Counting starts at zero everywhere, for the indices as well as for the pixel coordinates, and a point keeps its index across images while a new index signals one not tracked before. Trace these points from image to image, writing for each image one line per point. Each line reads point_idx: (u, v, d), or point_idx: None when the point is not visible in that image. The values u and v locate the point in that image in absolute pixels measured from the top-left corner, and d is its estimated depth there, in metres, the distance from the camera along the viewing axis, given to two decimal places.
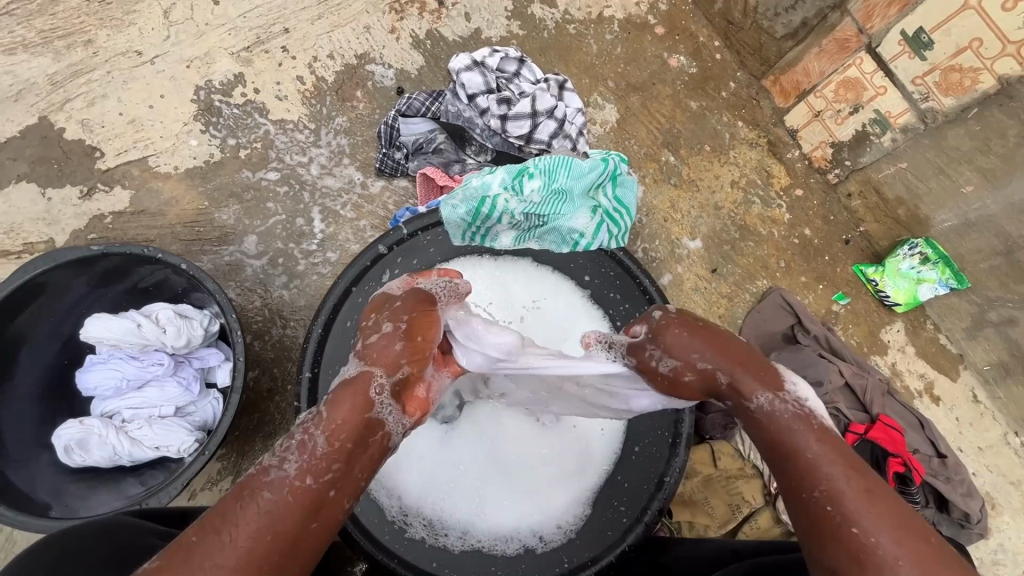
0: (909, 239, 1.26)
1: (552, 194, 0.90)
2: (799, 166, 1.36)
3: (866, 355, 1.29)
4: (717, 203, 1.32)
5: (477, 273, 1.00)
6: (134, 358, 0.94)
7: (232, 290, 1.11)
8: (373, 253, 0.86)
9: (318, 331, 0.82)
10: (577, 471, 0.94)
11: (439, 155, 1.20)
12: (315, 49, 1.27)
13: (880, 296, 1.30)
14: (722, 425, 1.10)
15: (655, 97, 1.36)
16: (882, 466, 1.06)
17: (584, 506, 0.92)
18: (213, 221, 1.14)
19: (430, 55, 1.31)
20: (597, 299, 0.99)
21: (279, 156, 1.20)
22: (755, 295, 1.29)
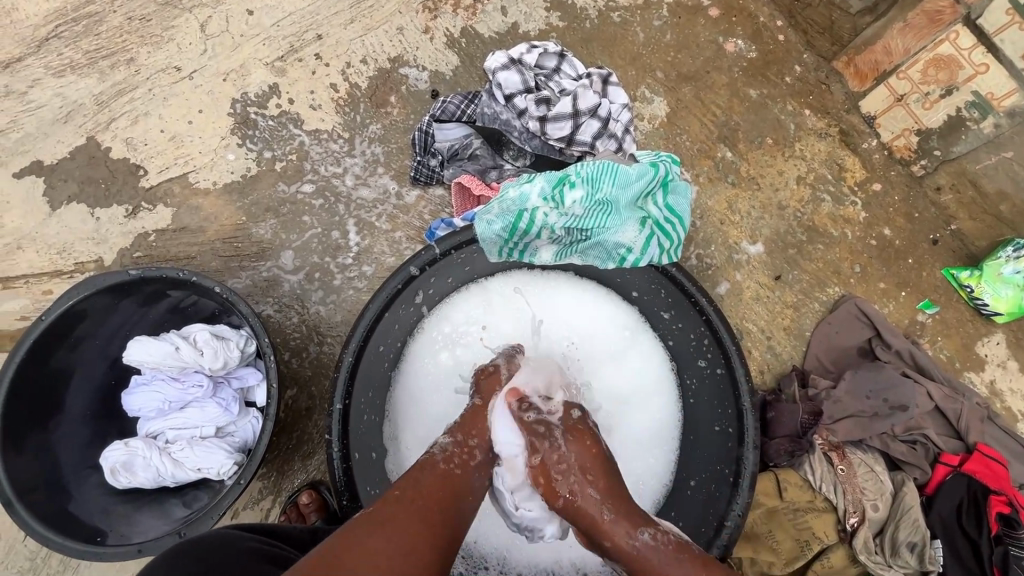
0: (1013, 239, 1.09)
1: (597, 205, 0.82)
2: (877, 157, 1.21)
3: (958, 372, 1.13)
4: (781, 202, 1.20)
5: (516, 290, 0.93)
6: (175, 380, 0.94)
7: (270, 306, 1.10)
8: (405, 274, 0.82)
9: (349, 360, 0.79)
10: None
11: (475, 161, 1.14)
12: (348, 55, 1.23)
13: (977, 304, 1.14)
14: (789, 452, 0.99)
15: (709, 87, 1.24)
16: (982, 504, 0.93)
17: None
18: (251, 236, 1.14)
19: (465, 54, 1.24)
20: (644, 317, 0.91)
21: (314, 167, 1.17)
22: (826, 304, 1.15)
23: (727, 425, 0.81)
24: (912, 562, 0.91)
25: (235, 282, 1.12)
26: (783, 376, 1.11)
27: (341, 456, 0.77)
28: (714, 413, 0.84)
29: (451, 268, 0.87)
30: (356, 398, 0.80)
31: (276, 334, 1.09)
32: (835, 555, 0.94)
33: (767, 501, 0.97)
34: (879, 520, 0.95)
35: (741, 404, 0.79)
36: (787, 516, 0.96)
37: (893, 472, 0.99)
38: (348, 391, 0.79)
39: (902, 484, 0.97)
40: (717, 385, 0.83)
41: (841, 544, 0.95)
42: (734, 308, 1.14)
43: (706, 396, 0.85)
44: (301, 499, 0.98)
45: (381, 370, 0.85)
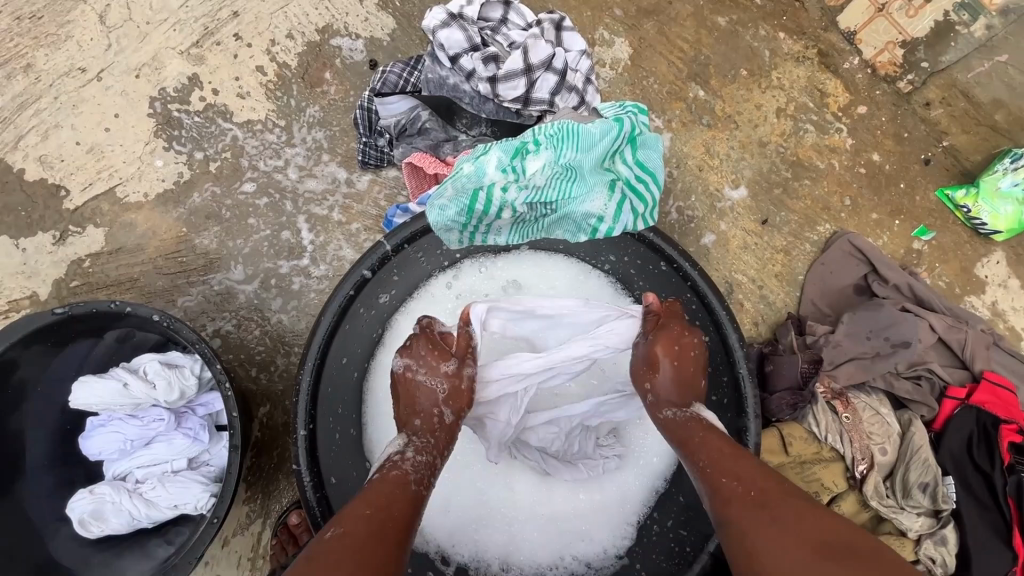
0: (1011, 150, 1.02)
1: (558, 171, 0.74)
2: (861, 77, 1.12)
3: (958, 298, 1.08)
4: (761, 139, 1.11)
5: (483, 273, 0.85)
6: (133, 418, 0.87)
7: (227, 320, 1.02)
8: (355, 279, 0.73)
9: (307, 382, 0.71)
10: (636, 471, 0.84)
11: (426, 136, 1.02)
12: (271, 31, 1.11)
13: (974, 224, 1.08)
14: (791, 404, 0.95)
15: (673, 20, 1.13)
16: (993, 436, 0.89)
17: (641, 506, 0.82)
18: (195, 248, 1.04)
19: (401, 15, 1.12)
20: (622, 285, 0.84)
21: (253, 163, 1.07)
22: (817, 244, 1.09)
23: (724, 393, 0.76)
24: (926, 503, 0.88)
25: (186, 301, 1.03)
26: (779, 325, 1.05)
27: (315, 485, 0.71)
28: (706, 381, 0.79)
29: (407, 265, 0.79)
30: (322, 420, 0.73)
31: (239, 351, 1.01)
32: (846, 503, 0.92)
33: (773, 458, 0.94)
34: (888, 464, 0.92)
35: (737, 372, 0.74)
36: (794, 470, 0.94)
37: (899, 413, 0.95)
38: (312, 415, 0.72)
39: (909, 424, 0.93)
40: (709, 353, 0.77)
41: (851, 491, 0.92)
42: (722, 260, 1.07)
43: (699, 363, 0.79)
44: (291, 519, 0.93)
45: (348, 381, 0.78)
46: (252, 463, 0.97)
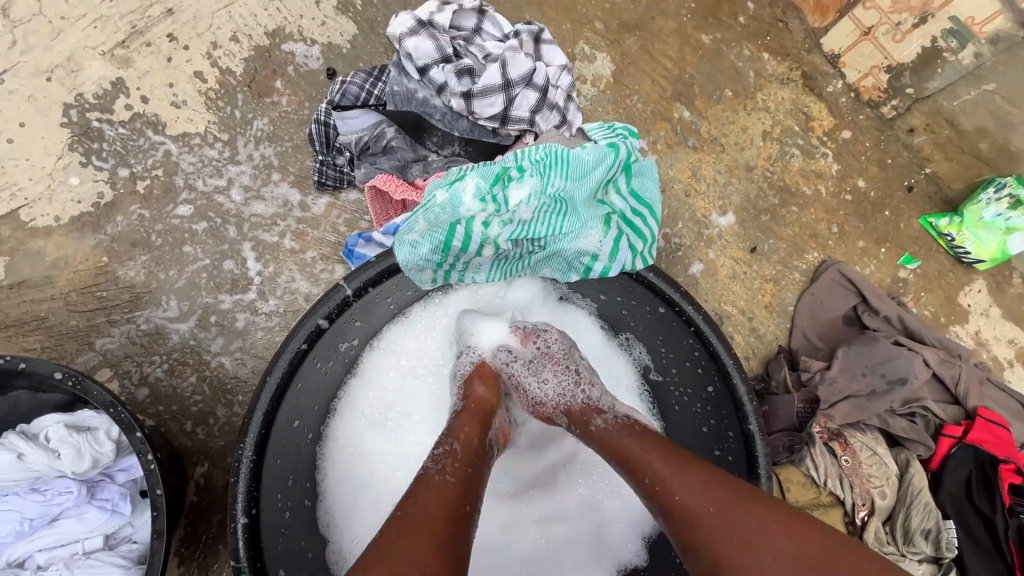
0: (993, 179, 1.00)
1: (545, 202, 0.66)
2: (844, 100, 1.09)
3: (945, 328, 1.06)
4: (748, 163, 1.06)
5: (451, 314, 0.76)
6: (33, 491, 0.72)
7: (157, 365, 0.87)
8: (309, 329, 0.62)
9: (247, 456, 0.58)
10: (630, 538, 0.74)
11: (392, 155, 0.91)
12: (212, 33, 0.98)
13: (957, 252, 1.06)
14: (787, 447, 0.89)
15: (656, 37, 1.08)
16: (993, 477, 0.85)
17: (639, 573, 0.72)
18: (117, 280, 0.89)
19: (362, 19, 1.02)
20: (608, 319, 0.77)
21: (189, 182, 0.93)
22: (805, 273, 1.04)
23: (729, 450, 0.68)
24: (928, 550, 0.84)
25: (106, 343, 0.87)
26: (770, 360, 0.99)
27: None
28: (710, 435, 0.70)
29: (371, 307, 0.68)
30: (268, 498, 0.61)
31: (170, 402, 0.86)
32: None
33: None
34: (887, 507, 0.87)
35: (745, 427, 0.66)
36: None
37: (895, 452, 0.91)
38: (255, 493, 0.59)
39: (906, 465, 0.89)
40: (713, 405, 0.69)
41: (850, 538, 0.87)
42: (711, 291, 1.01)
43: (702, 413, 0.70)
44: None
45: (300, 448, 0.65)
46: (186, 533, 0.83)
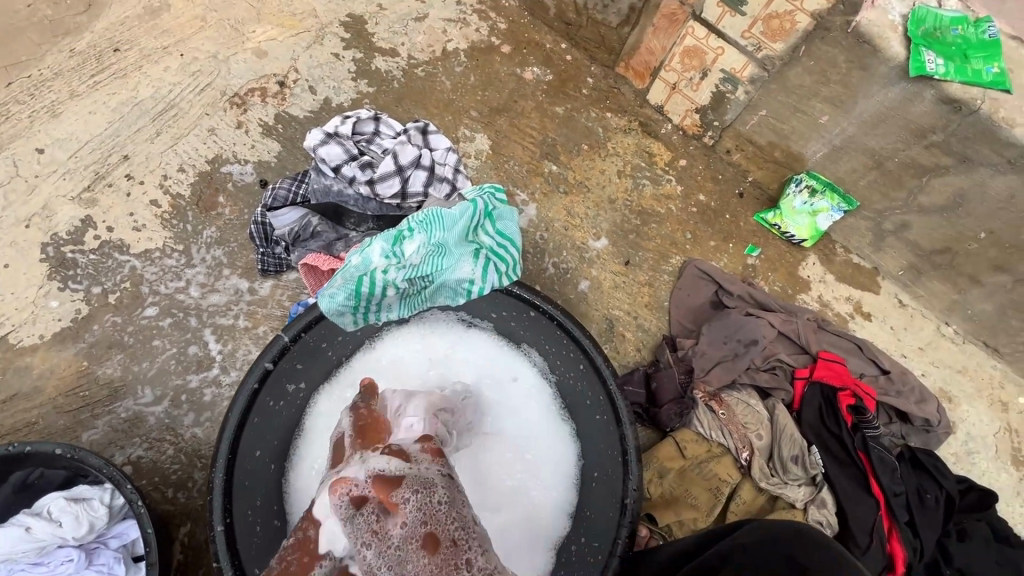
0: (793, 177, 1.30)
1: (430, 249, 0.88)
2: (675, 137, 1.39)
3: (793, 297, 1.31)
4: (610, 197, 1.33)
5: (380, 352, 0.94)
6: (38, 565, 0.84)
7: (139, 445, 1.02)
8: (259, 373, 0.79)
9: (221, 477, 0.74)
10: (556, 492, 0.90)
11: (318, 238, 1.12)
12: (162, 168, 1.22)
13: (787, 237, 1.33)
14: (678, 413, 1.09)
15: (520, 114, 1.37)
16: (835, 402, 1.07)
17: (569, 517, 0.89)
18: (98, 379, 1.05)
19: (285, 138, 1.28)
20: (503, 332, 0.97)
21: (153, 288, 1.12)
22: (672, 273, 1.29)
23: (602, 409, 0.87)
24: (801, 473, 1.03)
25: (92, 434, 1.02)
26: (657, 347, 1.21)
27: None
28: (589, 402, 0.90)
29: (310, 352, 0.86)
30: (240, 513, 0.76)
31: (153, 474, 1.01)
32: (744, 491, 1.04)
33: (673, 464, 1.06)
34: (765, 446, 1.06)
35: (607, 387, 0.86)
36: (694, 471, 1.06)
37: (765, 401, 1.12)
38: (229, 510, 0.74)
39: (774, 408, 1.10)
40: (585, 377, 0.89)
41: (745, 479, 1.05)
42: (599, 302, 1.24)
43: (580, 387, 0.91)
44: None
45: (265, 474, 0.82)
46: None
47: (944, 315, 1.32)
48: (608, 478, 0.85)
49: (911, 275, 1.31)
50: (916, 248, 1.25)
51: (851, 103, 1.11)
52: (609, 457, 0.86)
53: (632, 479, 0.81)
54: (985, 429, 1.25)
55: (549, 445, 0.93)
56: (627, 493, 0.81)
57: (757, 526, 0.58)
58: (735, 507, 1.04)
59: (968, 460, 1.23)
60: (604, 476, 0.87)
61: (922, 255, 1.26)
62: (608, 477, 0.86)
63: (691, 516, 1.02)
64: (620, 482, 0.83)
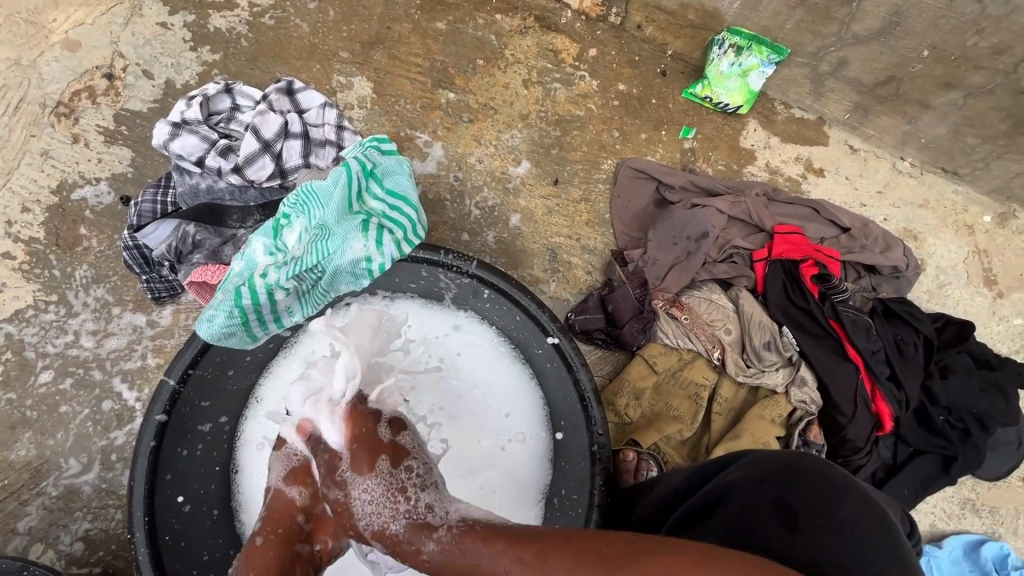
0: (715, 38, 1.15)
1: (313, 233, 0.75)
2: (578, 25, 1.22)
3: (739, 173, 1.21)
4: (522, 112, 1.18)
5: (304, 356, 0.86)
6: None
7: (82, 518, 0.94)
8: (153, 428, 0.68)
9: (146, 551, 0.66)
10: (528, 436, 0.87)
11: (202, 248, 0.97)
12: (2, 213, 1.04)
13: (721, 108, 1.19)
14: (640, 329, 1.02)
15: (398, 42, 1.18)
16: (798, 275, 1.01)
17: (548, 462, 0.85)
18: (13, 464, 0.95)
19: (134, 141, 1.09)
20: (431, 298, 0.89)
21: (40, 350, 0.99)
22: (607, 181, 1.17)
23: (551, 356, 0.80)
24: (777, 357, 0.98)
25: (26, 522, 0.93)
26: (607, 265, 1.12)
27: None
28: (537, 352, 0.83)
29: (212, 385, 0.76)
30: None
31: (108, 543, 0.94)
32: (723, 388, 1.00)
33: (647, 383, 1.01)
34: (735, 340, 1.01)
35: (550, 334, 0.78)
36: (669, 384, 1.01)
37: (727, 292, 1.05)
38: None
39: (738, 298, 1.03)
40: (526, 328, 0.81)
41: (722, 377, 1.01)
42: (535, 232, 1.13)
43: (525, 338, 0.83)
44: None
45: (202, 523, 0.75)
46: None
47: (898, 150, 1.23)
48: (573, 426, 0.79)
49: (858, 116, 1.20)
50: (858, 85, 1.14)
51: None
52: (570, 405, 0.79)
53: (596, 422, 0.75)
54: (953, 259, 1.21)
55: (513, 397, 0.89)
56: (593, 440, 0.75)
57: (750, 461, 0.63)
58: (718, 407, 1.00)
59: (941, 295, 1.20)
60: (567, 425, 0.81)
61: (866, 92, 1.15)
62: (571, 426, 0.80)
63: (674, 428, 0.98)
64: (584, 429, 0.76)
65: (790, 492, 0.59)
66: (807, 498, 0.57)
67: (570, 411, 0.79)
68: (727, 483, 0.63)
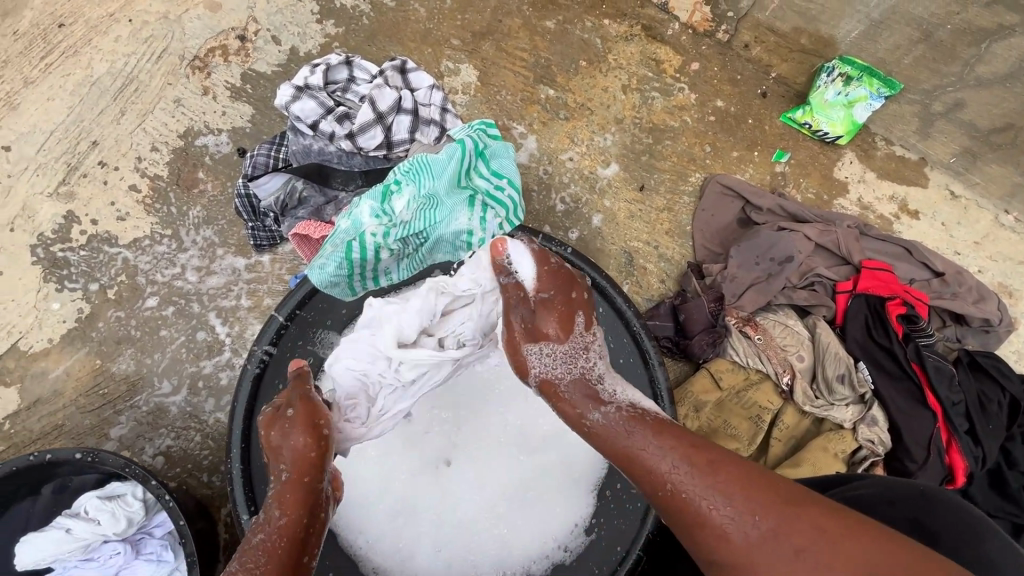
0: (824, 65, 1.14)
1: (422, 202, 0.80)
2: (684, 38, 1.23)
3: (829, 204, 1.19)
4: (617, 116, 1.21)
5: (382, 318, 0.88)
6: (88, 560, 0.86)
7: (165, 436, 1.02)
8: (259, 357, 0.75)
9: (239, 468, 0.71)
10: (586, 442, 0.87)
11: (307, 204, 1.05)
12: (135, 150, 1.14)
13: (820, 135, 1.18)
14: (711, 343, 1.02)
15: (507, 35, 1.23)
16: (883, 313, 0.99)
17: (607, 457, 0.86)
18: (114, 375, 1.04)
19: (255, 99, 1.18)
20: None
21: (150, 278, 1.08)
22: (693, 193, 1.18)
23: (628, 353, 0.81)
24: (849, 393, 0.97)
25: (118, 430, 1.02)
26: (682, 276, 1.13)
27: None
28: (613, 349, 0.84)
29: (309, 329, 0.81)
30: (265, 498, 0.74)
31: (185, 462, 1.01)
32: (787, 415, 0.99)
33: (709, 396, 1.00)
34: (807, 368, 1.00)
35: (632, 329, 0.81)
36: (732, 401, 1.00)
37: (804, 319, 1.04)
38: (252, 497, 0.72)
39: (815, 326, 1.02)
40: (606, 322, 0.83)
41: (788, 403, 1.00)
42: (615, 234, 1.15)
43: (601, 334, 0.85)
44: None
45: None
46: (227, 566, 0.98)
47: (1003, 203, 1.18)
48: None
49: (965, 161, 1.16)
50: (971, 129, 1.11)
51: None
52: None
53: (668, 422, 0.78)
54: None
55: None
56: None
57: (870, 483, 0.64)
58: (779, 433, 0.98)
59: None
60: None
61: (979, 137, 1.11)
62: None
63: (732, 446, 0.97)
64: None
65: (926, 514, 0.60)
66: (950, 523, 0.59)
67: None
68: (860, 498, 0.62)
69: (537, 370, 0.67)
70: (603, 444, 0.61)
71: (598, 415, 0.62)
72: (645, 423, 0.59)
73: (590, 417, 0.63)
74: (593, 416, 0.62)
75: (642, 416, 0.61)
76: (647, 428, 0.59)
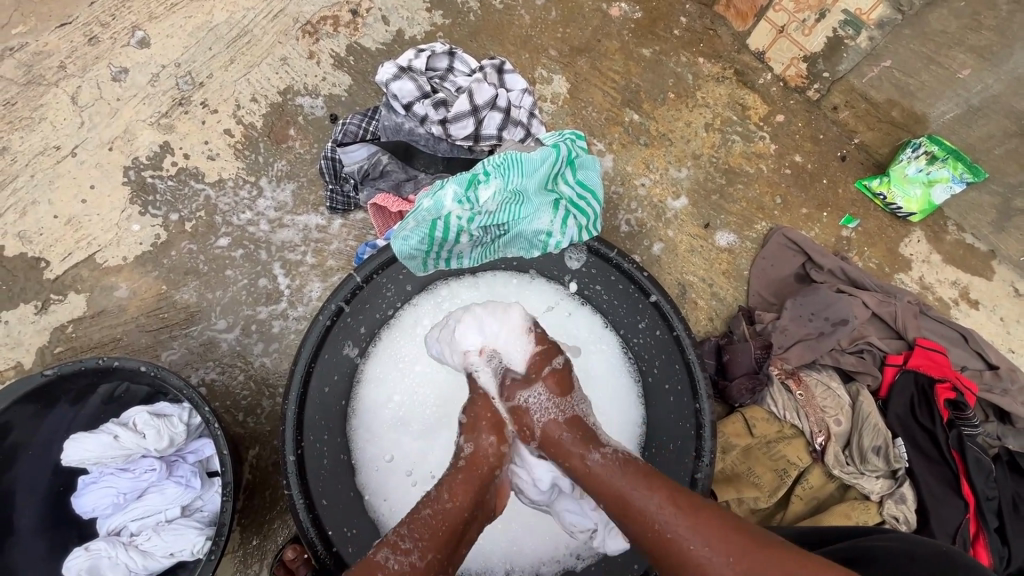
0: (910, 141, 1.15)
1: (508, 196, 0.84)
2: (774, 90, 1.25)
3: (889, 276, 1.19)
4: (695, 151, 1.23)
5: (437, 303, 0.91)
6: (125, 470, 0.91)
7: (212, 369, 1.07)
8: (330, 311, 0.80)
9: (293, 410, 0.77)
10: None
11: (388, 178, 1.11)
12: (236, 97, 1.20)
13: (892, 209, 1.19)
14: (750, 389, 1.04)
15: (603, 55, 1.26)
16: (931, 395, 0.99)
17: None
18: (175, 303, 1.09)
19: (356, 72, 1.23)
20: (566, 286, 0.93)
21: (226, 219, 1.14)
22: (756, 241, 1.19)
23: (678, 380, 0.84)
24: (882, 465, 0.96)
25: (170, 354, 1.07)
26: (731, 318, 1.14)
27: (306, 507, 0.75)
28: (658, 373, 0.87)
29: (377, 295, 0.86)
30: (310, 444, 0.79)
31: (225, 398, 1.06)
32: (812, 475, 0.98)
33: (739, 441, 1.00)
34: (843, 433, 1.00)
35: (687, 357, 0.82)
36: (760, 450, 1.00)
37: (847, 385, 1.04)
38: (299, 441, 0.77)
39: (858, 394, 1.02)
40: (661, 346, 0.85)
41: (815, 464, 0.99)
42: (672, 265, 1.17)
43: (649, 357, 0.87)
44: (287, 555, 0.85)
45: (333, 407, 0.84)
46: (244, 504, 1.02)
47: None
48: (678, 448, 0.83)
49: None
50: None
51: (1003, 54, 0.96)
52: (680, 430, 0.83)
53: (705, 454, 0.79)
54: None
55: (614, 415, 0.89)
56: (698, 469, 0.80)
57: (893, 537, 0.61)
58: (801, 491, 0.98)
59: None
60: (669, 449, 0.84)
61: None
62: (673, 451, 0.84)
63: (752, 495, 0.97)
64: (691, 456, 0.81)
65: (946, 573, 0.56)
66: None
67: (679, 436, 0.83)
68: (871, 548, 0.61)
69: (538, 420, 0.72)
70: (595, 485, 0.66)
71: (597, 457, 0.68)
72: (633, 468, 0.65)
73: (589, 457, 0.68)
74: (591, 457, 0.68)
75: (633, 463, 0.66)
76: (637, 471, 0.65)
